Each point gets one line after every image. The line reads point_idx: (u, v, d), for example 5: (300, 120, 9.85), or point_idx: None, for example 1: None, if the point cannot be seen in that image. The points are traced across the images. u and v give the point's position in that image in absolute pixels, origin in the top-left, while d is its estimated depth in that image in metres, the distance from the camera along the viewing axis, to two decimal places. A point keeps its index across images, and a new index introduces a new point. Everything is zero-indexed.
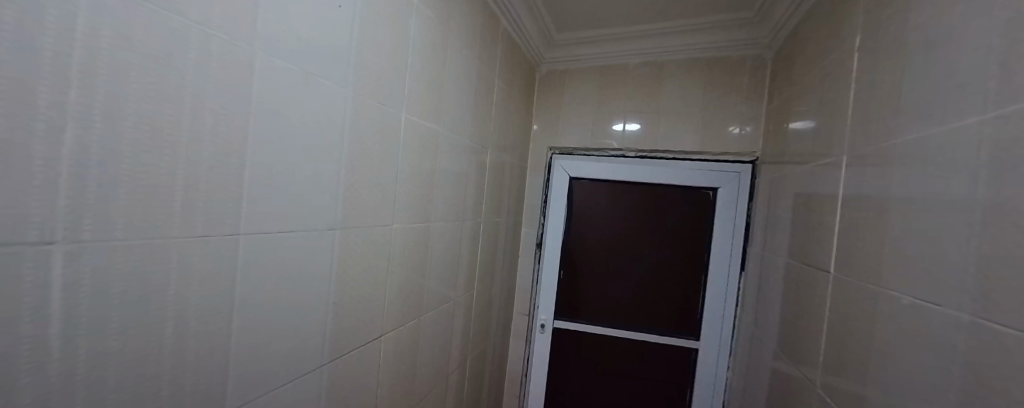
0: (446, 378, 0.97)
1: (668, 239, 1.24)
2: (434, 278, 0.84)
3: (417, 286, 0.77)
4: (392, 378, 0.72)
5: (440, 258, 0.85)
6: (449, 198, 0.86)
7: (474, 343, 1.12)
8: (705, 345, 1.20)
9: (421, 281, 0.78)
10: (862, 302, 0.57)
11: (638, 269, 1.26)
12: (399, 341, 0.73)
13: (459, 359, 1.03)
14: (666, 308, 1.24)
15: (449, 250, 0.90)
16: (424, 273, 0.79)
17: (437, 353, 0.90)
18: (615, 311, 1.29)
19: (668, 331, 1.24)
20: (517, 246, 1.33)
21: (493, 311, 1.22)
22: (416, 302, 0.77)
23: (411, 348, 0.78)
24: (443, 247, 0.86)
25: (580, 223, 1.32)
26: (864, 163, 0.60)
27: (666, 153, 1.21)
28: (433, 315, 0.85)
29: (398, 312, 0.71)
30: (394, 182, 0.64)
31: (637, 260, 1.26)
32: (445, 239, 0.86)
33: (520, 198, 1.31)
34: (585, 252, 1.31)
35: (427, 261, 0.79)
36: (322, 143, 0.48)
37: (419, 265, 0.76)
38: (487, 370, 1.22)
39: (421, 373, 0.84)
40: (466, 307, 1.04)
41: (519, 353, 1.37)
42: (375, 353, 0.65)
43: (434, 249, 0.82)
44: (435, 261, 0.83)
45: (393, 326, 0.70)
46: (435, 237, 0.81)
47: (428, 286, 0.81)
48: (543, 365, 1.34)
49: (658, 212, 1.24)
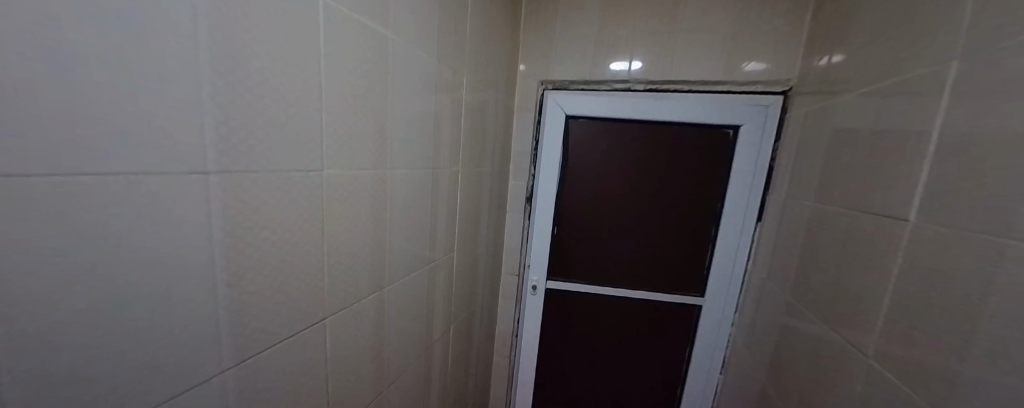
0: (429, 348, 0.85)
1: (676, 189, 1.08)
2: (397, 245, 0.66)
3: (372, 255, 0.59)
4: (356, 360, 0.59)
5: (404, 217, 0.67)
6: (411, 140, 0.65)
7: (459, 308, 0.99)
8: (710, 303, 1.10)
9: (376, 248, 0.60)
10: (970, 264, 0.43)
11: (641, 225, 1.12)
12: (359, 318, 0.58)
13: (440, 331, 0.90)
14: (670, 264, 1.12)
15: (417, 209, 0.71)
16: (380, 236, 0.61)
17: (410, 330, 0.76)
18: (614, 270, 1.16)
19: (670, 290, 1.13)
20: (503, 202, 1.16)
21: (478, 272, 1.08)
22: (372, 275, 0.60)
23: (372, 329, 0.62)
24: (407, 204, 0.67)
25: (576, 173, 1.14)
26: (996, 70, 0.43)
27: (680, 87, 1.00)
28: (400, 287, 0.69)
29: (353, 284, 0.55)
30: (316, 110, 0.44)
31: (640, 215, 1.12)
32: (408, 194, 0.67)
33: (505, 144, 1.11)
34: (581, 206, 1.15)
35: (384, 222, 0.61)
36: (126, 61, 0.27)
37: (370, 227, 0.58)
38: (475, 334, 1.12)
39: (396, 348, 0.71)
40: (445, 274, 0.88)
41: (509, 314, 1.26)
42: (321, 337, 0.50)
43: (393, 209, 0.63)
44: (396, 221, 0.65)
45: (341, 305, 0.53)
46: (394, 191, 0.63)
47: (388, 253, 0.64)
48: (534, 328, 1.24)
49: (665, 159, 1.07)
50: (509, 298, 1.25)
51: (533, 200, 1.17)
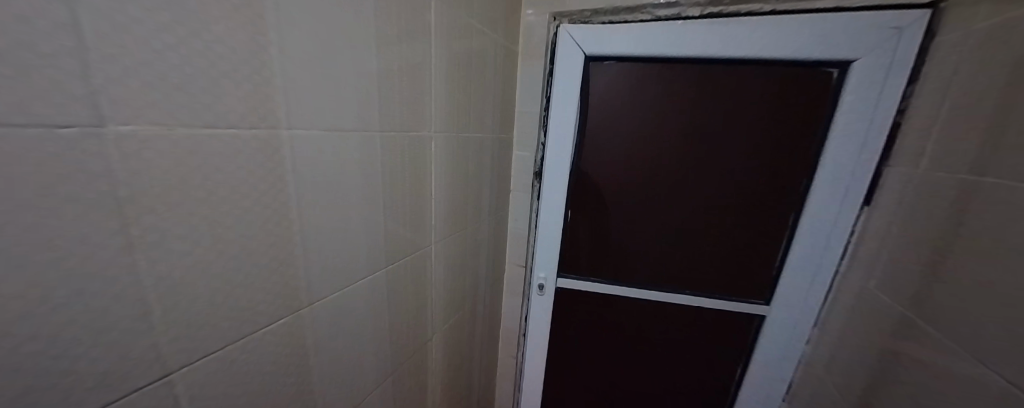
0: (413, 360, 0.69)
1: (736, 160, 0.80)
2: (317, 248, 0.42)
3: (258, 270, 0.35)
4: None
5: (330, 203, 0.42)
6: (330, 78, 0.39)
7: (451, 311, 0.81)
8: (779, 313, 0.84)
9: (267, 258, 0.36)
10: None
11: (683, 208, 0.86)
12: (279, 355, 0.40)
13: (421, 344, 0.71)
14: (720, 260, 0.87)
15: (359, 189, 0.46)
16: (276, 239, 0.37)
17: (368, 355, 0.55)
18: (645, 264, 0.93)
19: (719, 290, 0.89)
20: (505, 179, 0.92)
21: (474, 267, 0.88)
22: (268, 299, 0.37)
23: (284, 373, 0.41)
24: (333, 182, 0.42)
25: (599, 142, 0.87)
26: None
27: (758, 7, 0.68)
28: (332, 307, 0.46)
29: (257, 314, 0.36)
30: (47, 9, 0.21)
31: (682, 195, 0.86)
32: (335, 168, 0.42)
33: (506, 103, 0.85)
34: (603, 185, 0.90)
35: (284, 216, 0.37)
36: None
37: (245, 225, 0.34)
38: (475, 338, 0.95)
39: (361, 371, 0.54)
40: (423, 275, 0.66)
41: (515, 312, 1.07)
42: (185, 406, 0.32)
43: (299, 192, 0.38)
44: (312, 211, 0.40)
45: (199, 355, 0.32)
46: (300, 162, 0.38)
47: (300, 262, 0.40)
48: (541, 332, 1.04)
49: (723, 120, 0.78)
50: (515, 293, 1.05)
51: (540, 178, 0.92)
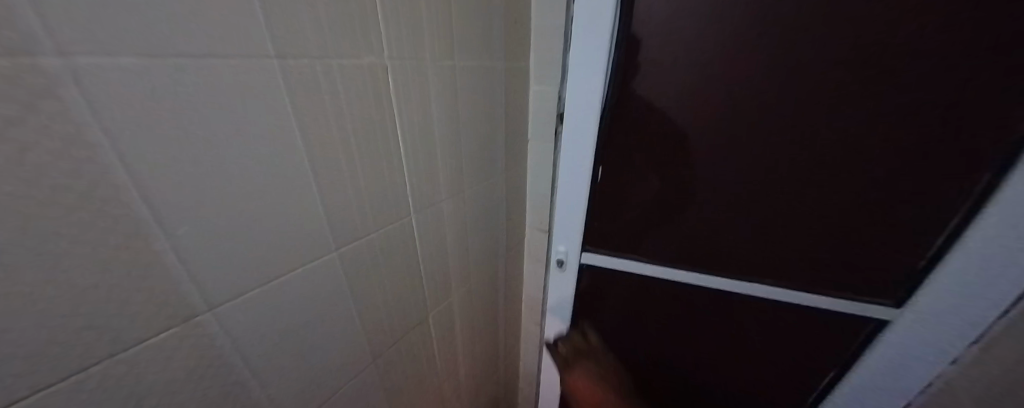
0: (420, 333, 0.63)
1: (856, 108, 0.53)
2: (193, 241, 0.29)
3: (85, 280, 0.24)
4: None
5: (197, 177, 0.28)
6: None
7: (463, 282, 0.72)
8: (929, 308, 0.62)
9: (98, 263, 0.24)
10: None
11: (760, 178, 0.63)
12: (208, 370, 0.33)
13: (421, 323, 0.62)
14: (808, 241, 0.65)
15: (254, 152, 0.31)
16: (103, 237, 0.24)
17: (338, 347, 0.46)
18: (699, 248, 0.73)
19: (797, 279, 0.69)
20: (519, 127, 0.72)
21: (487, 236, 0.75)
22: (126, 314, 0.26)
23: (198, 392, 0.33)
24: (194, 145, 0.27)
25: (642, 79, 0.62)
26: None
27: None
28: (252, 311, 0.35)
29: (144, 338, 0.28)
30: None
31: (761, 161, 0.62)
32: (190, 122, 0.26)
33: (516, 21, 0.61)
34: (646, 150, 0.68)
35: (104, 201, 0.24)
36: None
37: (15, 225, 0.21)
38: (492, 305, 0.88)
39: (347, 359, 0.48)
40: (411, 252, 0.53)
41: (537, 279, 0.96)
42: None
43: (121, 164, 0.24)
44: (160, 191, 0.26)
45: (24, 396, 0.23)
46: (120, 128, 0.23)
47: (170, 268, 0.28)
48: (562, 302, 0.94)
49: (846, 44, 0.50)
50: (538, 260, 0.92)
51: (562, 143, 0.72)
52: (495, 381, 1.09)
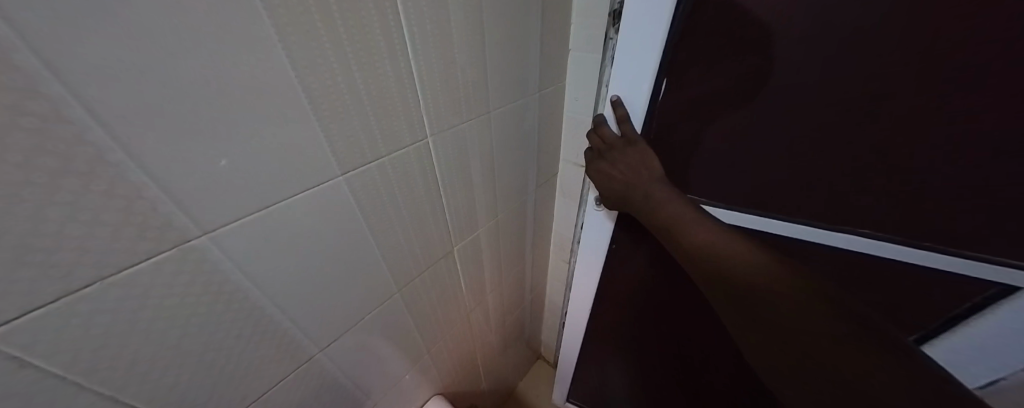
0: (449, 265, 0.62)
1: None
2: (158, 153, 0.23)
3: (33, 195, 0.20)
4: (290, 330, 0.39)
5: (133, 67, 0.21)
6: None
7: (492, 217, 0.69)
8: None
9: (45, 174, 0.20)
10: None
11: (942, 146, 0.39)
12: (238, 294, 0.32)
13: (446, 255, 0.60)
14: None
15: (210, 39, 0.23)
16: (36, 141, 0.19)
17: (359, 277, 0.44)
18: (799, 232, 0.52)
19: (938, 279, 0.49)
20: (561, 37, 0.60)
21: (518, 168, 0.69)
22: (100, 237, 0.23)
23: (213, 316, 0.31)
24: (116, 20, 0.20)
25: None
26: None
27: None
28: (255, 240, 0.31)
29: (160, 267, 0.27)
30: None
31: (953, 118, 0.37)
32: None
33: None
34: (739, 92, 0.45)
35: (42, 115, 0.19)
36: None
37: None
38: (521, 238, 0.87)
39: (377, 287, 0.48)
40: (434, 185, 0.48)
41: (571, 216, 0.91)
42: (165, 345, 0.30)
43: (20, 41, 0.18)
44: (91, 83, 0.20)
45: (10, 319, 0.22)
46: (17, 16, 0.17)
47: (150, 196, 0.24)
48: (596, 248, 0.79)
49: None
50: (572, 196, 0.86)
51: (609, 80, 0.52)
52: (521, 309, 1.13)
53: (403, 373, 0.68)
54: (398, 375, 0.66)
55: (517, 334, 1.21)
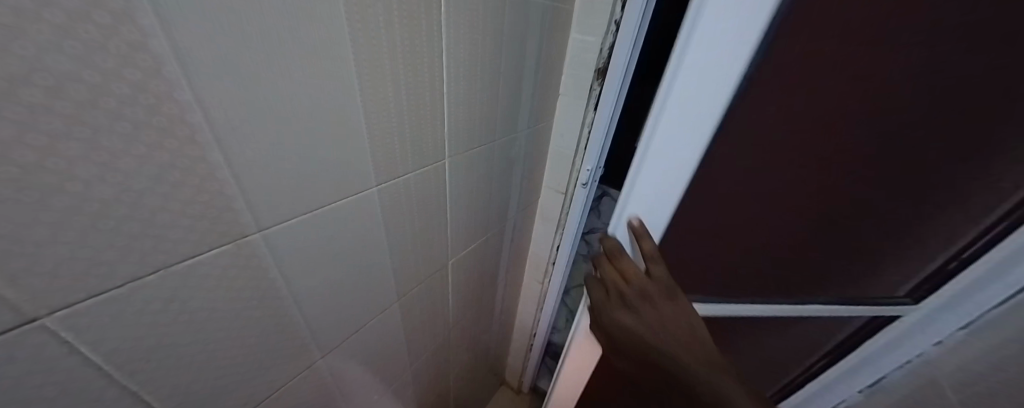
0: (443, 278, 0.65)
1: None
2: (245, 153, 0.26)
3: (140, 185, 0.22)
4: (304, 332, 0.40)
5: (246, 77, 0.24)
6: None
7: (482, 235, 0.73)
8: None
9: (156, 167, 0.22)
10: None
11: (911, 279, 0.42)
12: (272, 291, 0.34)
13: (441, 269, 0.62)
14: None
15: (306, 59, 0.27)
16: (158, 138, 0.22)
17: (370, 284, 0.46)
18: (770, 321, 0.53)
19: None
20: (554, 81, 0.69)
21: (508, 191, 0.76)
22: (181, 227, 0.25)
23: (244, 312, 0.33)
24: (245, 38, 0.23)
25: None
26: None
27: None
28: (297, 240, 0.34)
29: (220, 258, 0.29)
30: None
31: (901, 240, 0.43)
32: (247, 11, 0.23)
33: None
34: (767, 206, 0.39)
35: (171, 118, 0.22)
36: None
37: (87, 139, 0.19)
38: (501, 258, 0.91)
39: (383, 294, 0.50)
40: (443, 200, 0.52)
41: (549, 238, 0.99)
42: (207, 334, 0.31)
43: (175, 57, 0.21)
44: (214, 88, 0.23)
45: (80, 299, 0.23)
46: (178, 37, 0.20)
47: (229, 193, 0.27)
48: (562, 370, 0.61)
49: None
50: (550, 219, 0.94)
51: (631, 198, 0.36)
52: (493, 329, 1.15)
53: (382, 389, 0.67)
54: (380, 389, 0.65)
55: (486, 355, 1.22)
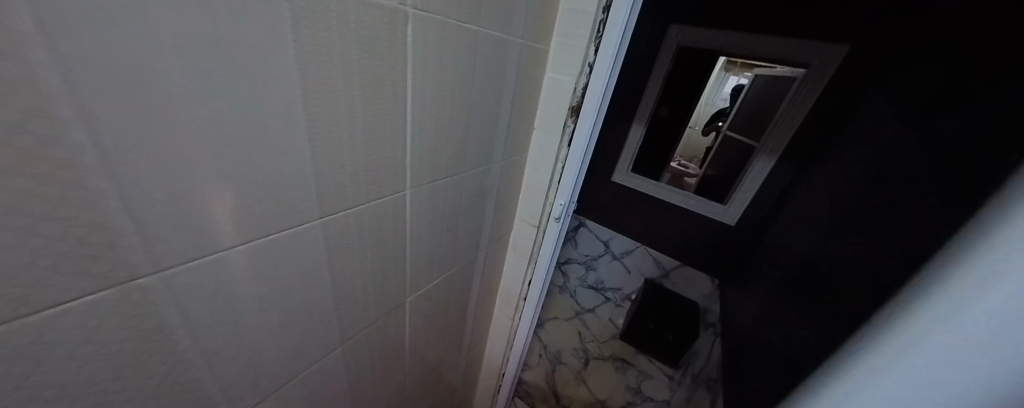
0: (400, 317, 0.59)
1: None
2: (143, 182, 0.22)
3: None
4: (213, 387, 0.34)
5: (153, 97, 0.21)
6: None
7: (447, 270, 0.69)
8: None
9: (9, 197, 0.18)
10: None
11: None
12: (170, 342, 0.29)
13: (396, 309, 0.57)
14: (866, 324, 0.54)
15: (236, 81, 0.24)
16: (15, 165, 0.18)
17: (306, 327, 0.41)
18: None
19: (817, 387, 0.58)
20: (529, 117, 0.69)
21: (478, 223, 0.73)
22: (40, 269, 0.20)
23: (132, 366, 0.27)
24: (151, 51, 0.20)
25: None
26: None
27: None
28: (207, 281, 0.29)
29: (98, 305, 0.23)
30: None
31: None
32: (154, 20, 0.19)
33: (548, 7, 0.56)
34: None
35: (37, 139, 0.18)
36: None
37: None
38: (470, 292, 0.87)
39: (324, 337, 0.44)
40: (401, 235, 0.48)
41: (520, 273, 0.95)
42: (72, 398, 0.25)
43: (52, 69, 0.17)
44: (100, 105, 0.19)
45: None
46: (60, 46, 0.17)
47: (115, 228, 0.22)
48: None
49: None
50: (523, 253, 0.91)
51: None
52: (459, 368, 1.07)
53: None
54: None
55: (449, 398, 1.13)
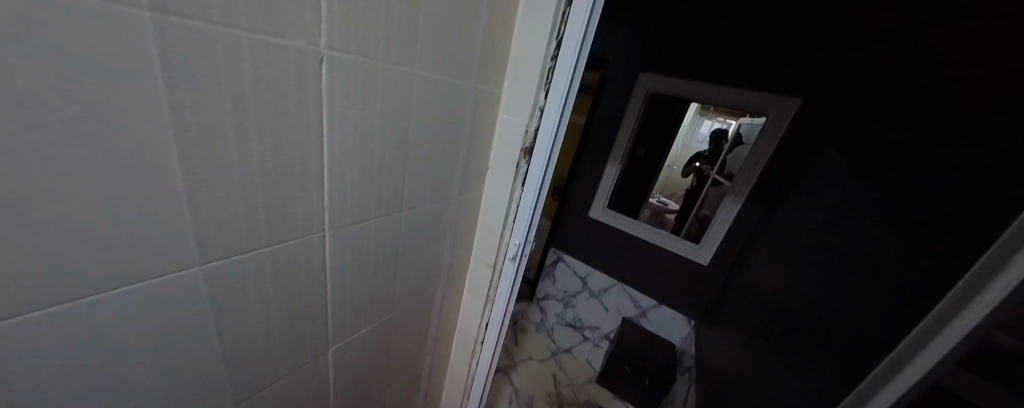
0: (323, 367, 0.54)
1: None
2: None
3: None
4: None
5: None
6: None
7: (388, 314, 0.64)
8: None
9: None
10: None
11: None
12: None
13: (316, 359, 0.52)
14: None
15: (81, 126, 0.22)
16: None
17: (186, 385, 0.36)
18: None
19: None
20: (482, 157, 0.68)
21: (427, 265, 0.69)
22: None
23: None
24: None
25: None
26: None
27: None
28: (30, 338, 0.25)
29: None
30: None
31: None
32: None
33: (496, 55, 0.57)
34: None
35: None
36: None
37: None
38: (421, 336, 0.81)
39: (212, 395, 0.39)
40: (320, 280, 0.45)
41: (476, 315, 0.90)
42: None
43: None
44: None
45: None
46: None
47: None
48: None
49: None
50: (479, 295, 0.87)
51: None
52: None
53: None
54: None
55: None
